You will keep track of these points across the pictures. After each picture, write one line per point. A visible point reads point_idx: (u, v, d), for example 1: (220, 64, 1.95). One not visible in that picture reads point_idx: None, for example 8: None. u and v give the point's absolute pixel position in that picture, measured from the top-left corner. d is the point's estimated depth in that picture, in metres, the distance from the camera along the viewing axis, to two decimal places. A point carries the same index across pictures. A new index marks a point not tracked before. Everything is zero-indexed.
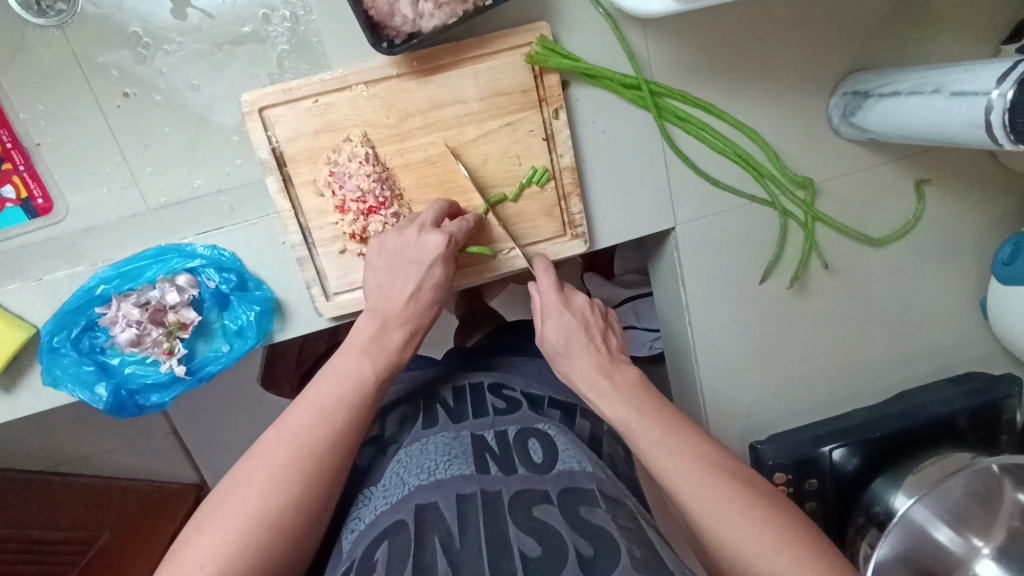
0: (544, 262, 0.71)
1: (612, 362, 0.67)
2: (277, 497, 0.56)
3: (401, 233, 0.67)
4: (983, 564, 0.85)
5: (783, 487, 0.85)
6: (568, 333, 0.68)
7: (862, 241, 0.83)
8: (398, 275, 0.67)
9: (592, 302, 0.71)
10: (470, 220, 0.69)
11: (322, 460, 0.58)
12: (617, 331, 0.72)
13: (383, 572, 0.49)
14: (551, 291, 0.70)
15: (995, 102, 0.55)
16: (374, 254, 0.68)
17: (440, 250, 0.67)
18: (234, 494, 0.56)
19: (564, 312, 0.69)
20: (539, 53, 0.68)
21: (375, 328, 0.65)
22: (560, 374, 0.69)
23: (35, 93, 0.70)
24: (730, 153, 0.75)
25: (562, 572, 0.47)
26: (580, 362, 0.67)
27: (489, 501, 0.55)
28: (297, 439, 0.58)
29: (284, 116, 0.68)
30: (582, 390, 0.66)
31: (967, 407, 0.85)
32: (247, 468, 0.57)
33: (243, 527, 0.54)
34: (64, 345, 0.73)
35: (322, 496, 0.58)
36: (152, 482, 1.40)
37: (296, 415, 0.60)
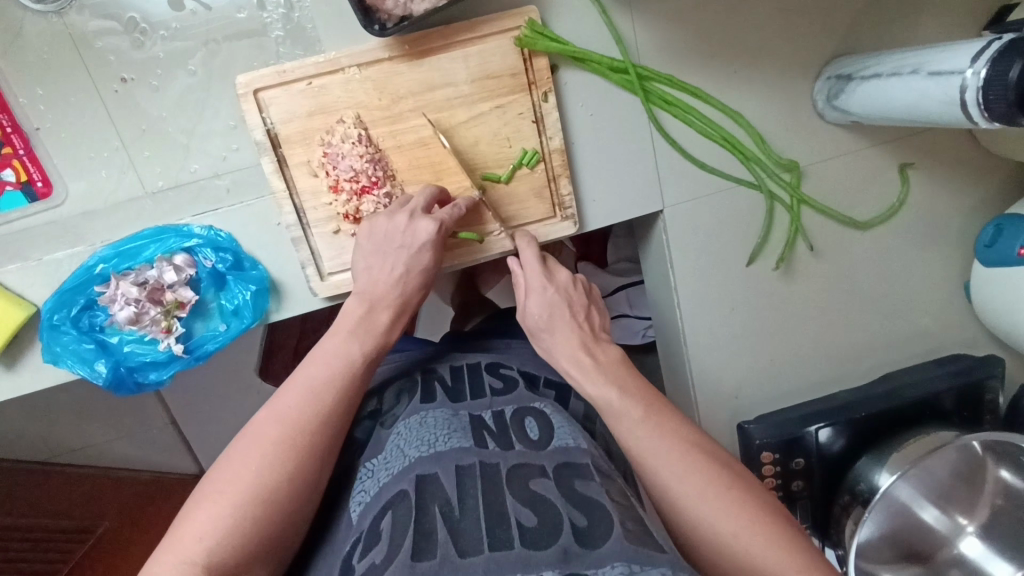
0: (527, 238, 0.72)
1: (593, 339, 0.68)
2: (273, 476, 0.57)
3: (392, 217, 0.68)
4: (968, 542, 0.86)
5: (770, 467, 0.86)
6: (550, 308, 0.68)
7: (847, 224, 0.85)
8: (387, 256, 0.68)
9: (576, 278, 0.72)
10: (460, 206, 0.70)
11: (313, 437, 0.60)
12: (600, 308, 0.73)
13: (388, 539, 0.51)
14: (534, 267, 0.70)
15: (969, 81, 0.56)
16: (364, 237, 0.69)
17: (431, 237, 0.68)
18: (226, 471, 0.57)
19: (547, 287, 0.69)
20: (527, 36, 0.70)
21: (363, 310, 0.67)
22: (540, 349, 0.69)
23: (34, 78, 0.72)
24: (716, 136, 0.77)
25: (558, 541, 0.49)
26: (561, 336, 0.67)
27: (488, 474, 0.56)
28: (287, 416, 0.60)
29: (278, 98, 0.69)
30: (562, 363, 0.66)
31: (951, 387, 0.87)
32: (241, 445, 0.59)
33: (237, 500, 0.55)
34: (64, 323, 0.74)
35: (313, 475, 0.60)
36: (152, 472, 1.42)
37: (287, 395, 0.62)
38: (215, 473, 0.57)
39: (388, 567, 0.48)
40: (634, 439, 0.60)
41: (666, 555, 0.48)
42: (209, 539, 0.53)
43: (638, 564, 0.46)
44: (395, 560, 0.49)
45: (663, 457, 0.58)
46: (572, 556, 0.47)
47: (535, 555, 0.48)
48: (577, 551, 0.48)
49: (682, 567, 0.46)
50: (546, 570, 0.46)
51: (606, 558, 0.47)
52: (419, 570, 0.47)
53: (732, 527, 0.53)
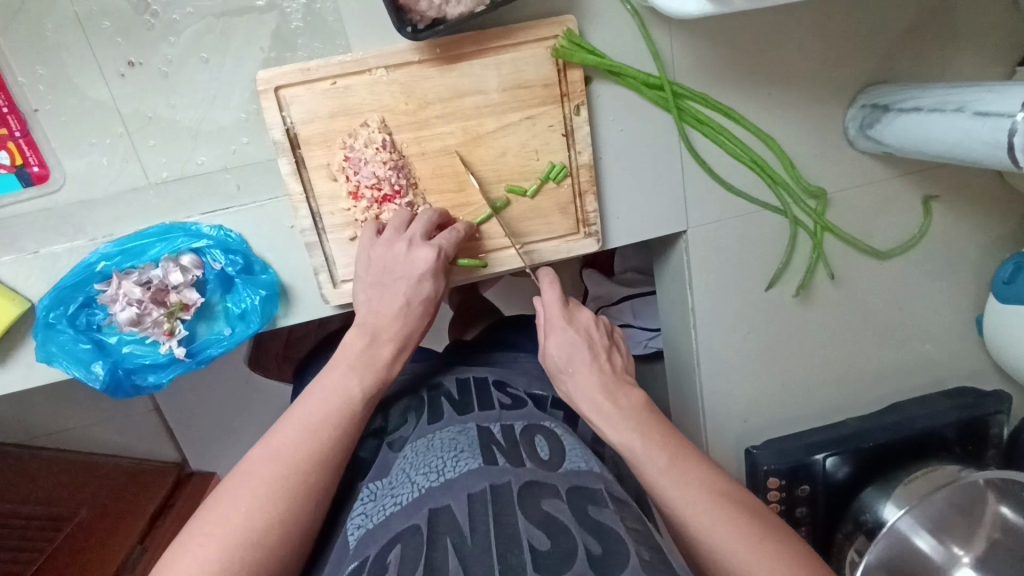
0: (550, 274, 0.68)
1: (616, 382, 0.65)
2: (270, 510, 0.54)
3: (390, 246, 0.66)
4: (962, 573, 0.85)
5: (776, 493, 0.86)
6: (570, 350, 0.65)
7: (870, 253, 0.84)
8: (387, 287, 0.66)
9: (598, 320, 0.69)
10: (459, 231, 0.68)
11: (307, 479, 0.57)
12: (622, 350, 0.70)
13: (394, 573, 0.47)
14: (555, 307, 0.67)
15: (1019, 125, 0.55)
16: (362, 269, 0.67)
17: (430, 265, 0.65)
18: (214, 513, 0.54)
19: (568, 329, 0.66)
20: (564, 47, 0.67)
21: (364, 342, 0.65)
22: (562, 391, 0.66)
23: (35, 57, 0.67)
24: (746, 159, 0.75)
25: (572, 567, 0.46)
26: (582, 380, 0.64)
27: (499, 495, 0.53)
28: (282, 457, 0.57)
29: (300, 96, 0.66)
30: (584, 409, 0.64)
31: (957, 421, 0.87)
32: (230, 487, 0.55)
33: (226, 545, 0.51)
34: (60, 321, 0.71)
35: (306, 523, 0.56)
36: (131, 458, 1.38)
37: (281, 434, 0.59)
38: (207, 513, 0.54)
39: None
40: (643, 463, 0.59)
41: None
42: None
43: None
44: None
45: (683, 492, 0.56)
46: None
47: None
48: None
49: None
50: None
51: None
52: None
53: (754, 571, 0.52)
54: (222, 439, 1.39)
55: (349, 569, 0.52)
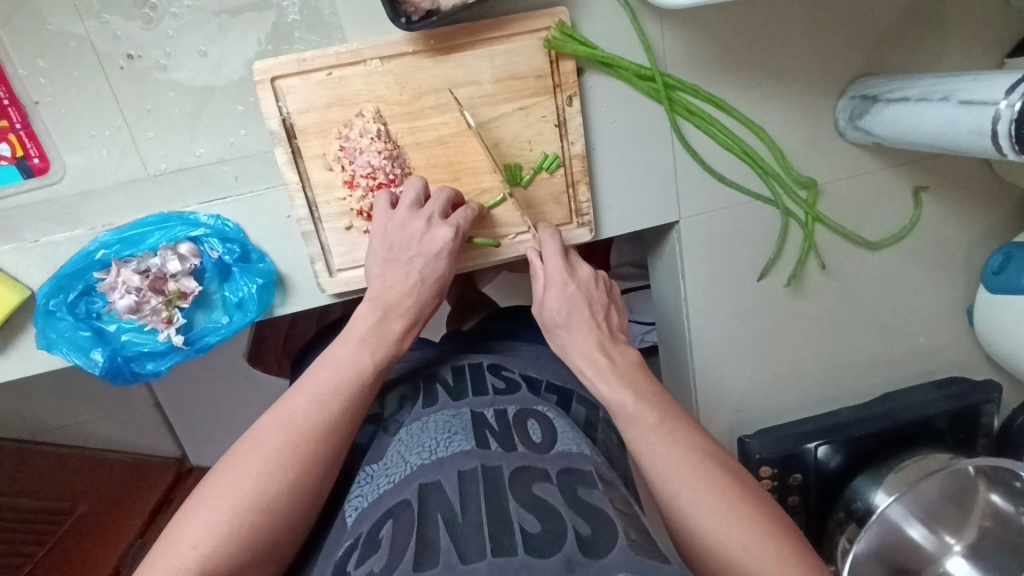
0: (551, 231, 0.69)
1: (610, 340, 0.67)
2: (274, 482, 0.55)
3: (407, 223, 0.66)
4: (954, 561, 0.87)
5: (768, 480, 0.86)
6: (569, 306, 0.66)
7: (861, 244, 0.85)
8: (400, 263, 0.66)
9: (597, 274, 0.70)
10: (474, 210, 0.69)
11: (315, 445, 0.58)
12: (618, 307, 0.71)
13: (388, 550, 0.49)
14: (556, 260, 0.68)
15: (1002, 113, 0.56)
16: (377, 244, 0.67)
17: (447, 243, 0.66)
18: (222, 478, 0.55)
19: (568, 283, 0.67)
20: (556, 39, 0.68)
21: (375, 318, 0.64)
22: (554, 344, 0.68)
23: (35, 49, 0.68)
24: (736, 149, 0.76)
25: (560, 550, 0.47)
26: (579, 335, 0.66)
27: (491, 477, 0.54)
28: (292, 424, 0.58)
29: (296, 87, 0.67)
30: (578, 361, 0.65)
31: (948, 410, 0.88)
32: (238, 455, 0.57)
33: (234, 509, 0.53)
34: (60, 309, 0.72)
35: (311, 491, 0.57)
36: (132, 453, 1.38)
37: (291, 402, 0.60)
38: (217, 477, 0.55)
39: None
40: (634, 438, 0.60)
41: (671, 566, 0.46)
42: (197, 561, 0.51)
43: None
44: (396, 570, 0.47)
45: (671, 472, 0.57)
46: (577, 565, 0.46)
47: (538, 562, 0.46)
48: (581, 561, 0.46)
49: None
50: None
51: (611, 568, 0.45)
52: None
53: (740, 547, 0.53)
54: (221, 433, 1.40)
55: (344, 546, 0.53)
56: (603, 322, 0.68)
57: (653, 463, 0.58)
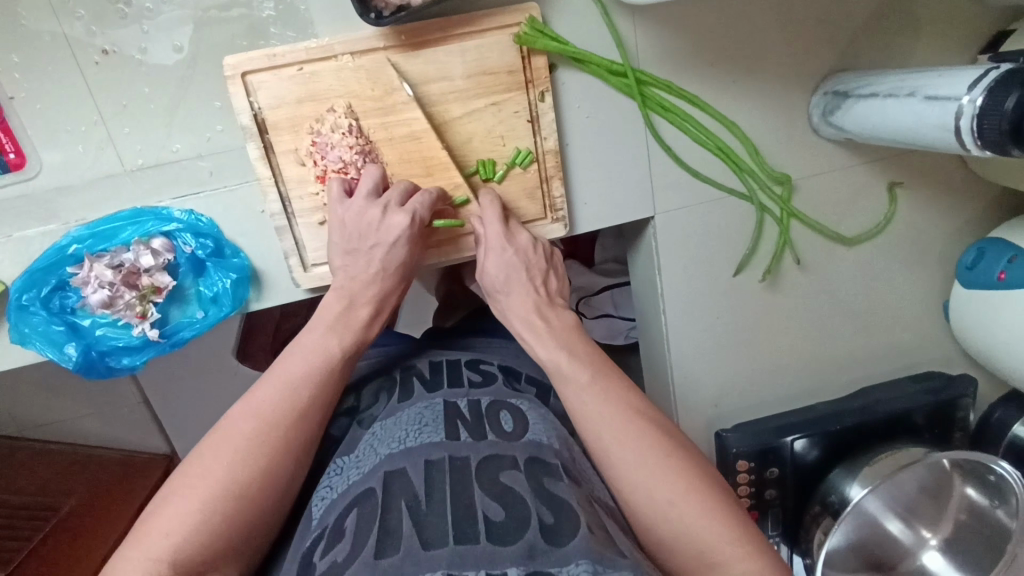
0: (492, 199, 0.71)
1: (548, 303, 0.68)
2: (246, 468, 0.55)
3: (363, 212, 0.67)
4: (930, 555, 0.88)
5: (745, 475, 0.88)
6: (506, 270, 0.69)
7: (835, 239, 0.85)
8: (360, 253, 0.67)
9: (536, 242, 0.72)
10: (434, 197, 0.69)
11: (287, 435, 0.58)
12: (559, 273, 0.73)
13: (352, 538, 0.49)
14: (495, 226, 0.70)
15: (965, 108, 0.57)
16: (338, 233, 0.68)
17: (404, 231, 0.66)
18: (198, 464, 0.55)
19: (506, 249, 0.70)
20: (527, 34, 0.68)
21: (342, 305, 0.66)
22: (496, 311, 0.70)
23: (10, 45, 0.69)
24: (710, 146, 0.77)
25: (523, 538, 0.47)
26: (516, 298, 0.68)
27: (457, 466, 0.54)
28: (263, 413, 0.58)
29: (268, 83, 0.67)
30: (516, 323, 0.67)
31: (925, 405, 0.89)
32: (211, 443, 0.57)
33: (203, 497, 0.53)
34: (34, 304, 0.72)
35: (282, 478, 0.57)
36: (121, 451, 1.38)
37: (263, 389, 0.60)
38: (187, 467, 0.55)
39: (351, 567, 0.47)
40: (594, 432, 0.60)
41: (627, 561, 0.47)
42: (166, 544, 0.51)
43: (601, 566, 0.45)
44: (358, 557, 0.47)
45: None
46: (538, 553, 0.46)
47: (499, 552, 0.46)
48: (543, 549, 0.47)
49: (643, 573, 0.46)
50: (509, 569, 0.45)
51: (570, 556, 0.46)
52: (380, 567, 0.46)
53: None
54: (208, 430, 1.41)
55: (311, 537, 0.53)
56: (542, 287, 0.70)
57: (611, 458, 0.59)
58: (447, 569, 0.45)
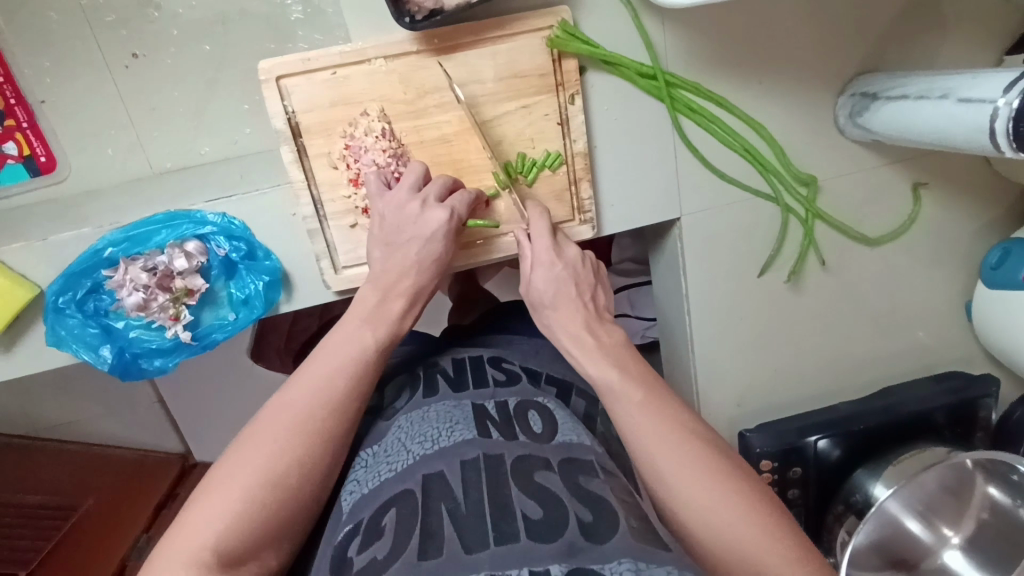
0: (539, 210, 0.70)
1: (596, 319, 0.67)
2: (286, 460, 0.55)
3: (403, 206, 0.66)
4: (951, 553, 0.89)
5: (768, 474, 0.88)
6: (555, 286, 0.68)
7: (859, 239, 0.85)
8: (397, 247, 0.66)
9: (585, 254, 0.71)
10: (472, 196, 0.69)
11: (327, 422, 0.58)
12: (604, 288, 0.72)
13: (391, 537, 0.50)
14: (544, 239, 0.69)
15: (999, 111, 0.57)
16: (375, 229, 0.68)
17: (442, 226, 0.66)
18: (228, 464, 0.55)
19: (555, 263, 0.68)
20: (559, 37, 0.69)
21: (376, 299, 0.65)
22: (542, 324, 0.68)
23: (42, 50, 0.73)
24: (737, 147, 0.77)
25: (563, 535, 0.47)
26: (565, 314, 0.67)
27: (492, 466, 0.54)
28: (299, 405, 0.58)
29: (301, 86, 0.68)
30: (563, 340, 0.66)
31: (946, 404, 0.89)
32: (252, 432, 0.57)
33: (238, 499, 0.53)
34: (69, 306, 0.72)
35: (317, 478, 0.58)
36: (137, 451, 1.40)
37: (301, 381, 0.60)
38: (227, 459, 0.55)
39: (393, 567, 0.47)
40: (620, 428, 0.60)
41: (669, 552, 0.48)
42: (207, 535, 0.51)
43: (644, 561, 0.45)
44: (398, 559, 0.47)
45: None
46: (578, 551, 0.46)
47: (541, 548, 0.46)
48: (582, 546, 0.47)
49: (687, 567, 0.46)
50: (550, 565, 0.45)
51: (611, 553, 0.46)
52: (423, 570, 0.46)
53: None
54: (223, 430, 1.41)
55: (344, 532, 0.54)
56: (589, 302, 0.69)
57: (640, 445, 0.57)
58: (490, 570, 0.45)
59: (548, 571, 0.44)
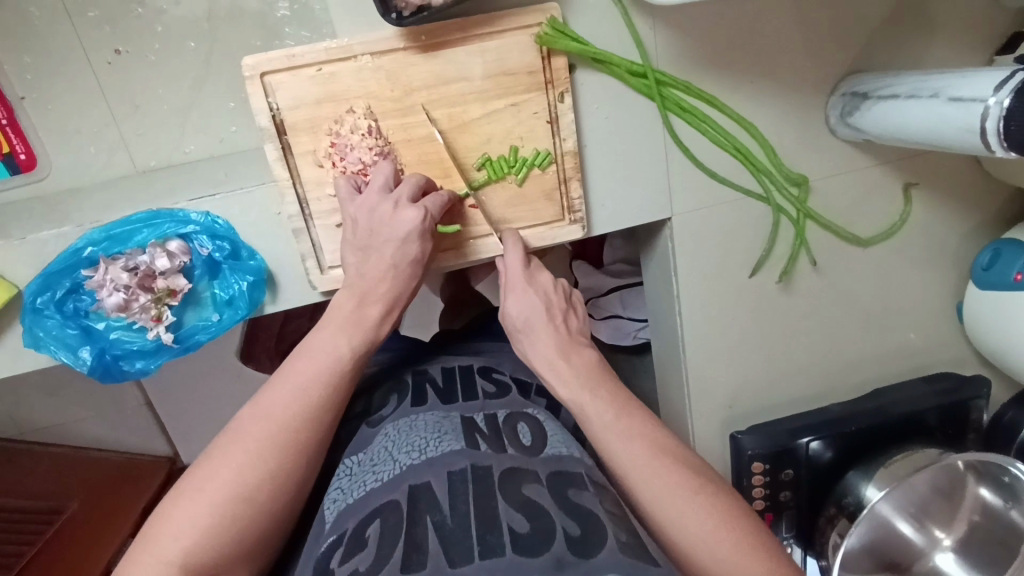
0: (514, 238, 0.71)
1: (570, 343, 0.66)
2: (254, 472, 0.54)
3: (375, 208, 0.65)
4: (943, 556, 0.88)
5: (760, 477, 0.87)
6: (529, 310, 0.66)
7: (850, 240, 0.85)
8: (372, 250, 0.65)
9: (558, 282, 0.70)
10: (444, 197, 0.68)
11: (297, 436, 0.57)
12: (580, 313, 0.70)
13: (375, 549, 0.49)
14: (516, 265, 0.69)
15: (991, 109, 0.57)
16: (350, 232, 0.66)
17: (415, 227, 0.64)
18: (204, 470, 0.54)
19: (528, 289, 0.67)
20: (548, 35, 0.68)
21: (352, 304, 0.64)
22: (519, 353, 0.67)
23: (22, 46, 0.75)
24: (729, 147, 0.76)
25: (550, 550, 0.46)
26: (539, 338, 0.65)
27: (480, 476, 0.53)
28: (268, 415, 0.57)
29: (286, 82, 0.67)
30: (538, 367, 0.64)
31: (936, 405, 0.89)
32: (219, 444, 0.56)
33: (216, 502, 0.52)
34: (48, 307, 0.71)
35: (299, 477, 0.57)
36: (123, 453, 1.38)
37: (269, 395, 0.58)
38: (197, 470, 0.54)
39: None
40: (598, 427, 0.59)
41: (660, 568, 0.46)
42: (184, 543, 0.50)
43: None
44: (383, 570, 0.46)
45: (642, 462, 0.56)
46: (566, 566, 0.45)
47: (528, 563, 0.45)
48: (571, 560, 0.45)
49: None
50: None
51: (601, 568, 0.45)
52: None
53: (710, 543, 0.53)
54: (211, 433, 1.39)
55: (328, 542, 0.53)
56: (564, 327, 0.67)
57: (618, 447, 0.58)
58: None
59: None
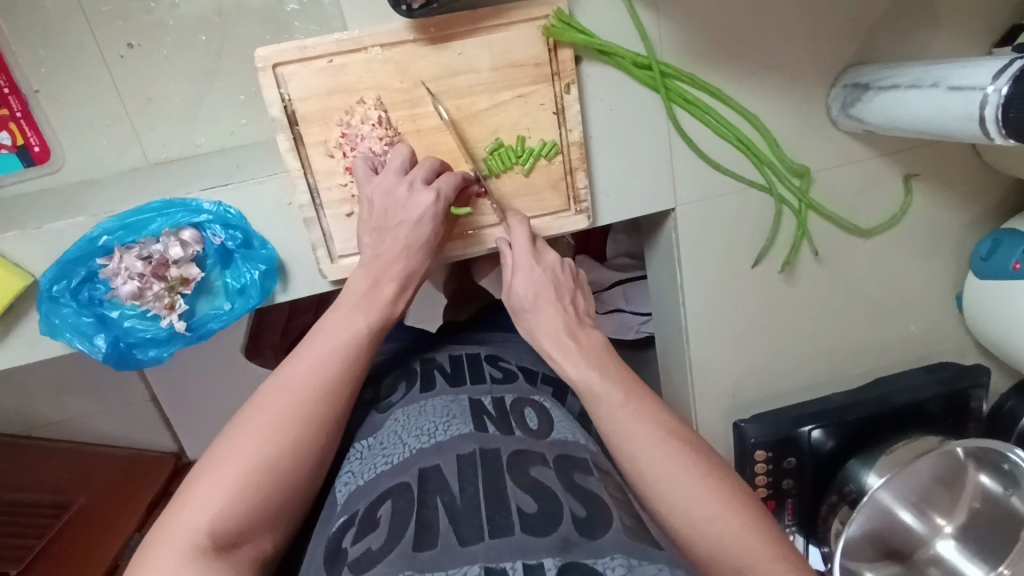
0: (519, 219, 0.71)
1: (576, 322, 0.67)
2: (271, 450, 0.55)
3: (391, 189, 0.66)
4: (944, 544, 0.89)
5: (762, 465, 0.89)
6: (536, 290, 0.67)
7: (852, 230, 0.86)
8: (387, 231, 0.66)
9: (564, 262, 0.71)
10: (458, 178, 0.69)
11: (311, 415, 0.58)
12: (586, 294, 0.71)
13: (386, 528, 0.49)
14: (523, 246, 0.69)
15: (990, 97, 0.58)
16: (365, 212, 0.68)
17: (429, 208, 0.66)
18: (221, 448, 0.55)
19: (535, 267, 0.68)
20: (555, 27, 0.70)
21: (367, 283, 0.65)
22: (523, 331, 0.68)
23: (36, 40, 0.76)
24: (731, 138, 0.78)
25: (556, 530, 0.48)
26: (546, 317, 0.66)
27: (489, 459, 0.54)
28: (285, 394, 0.58)
29: (298, 74, 0.68)
30: (544, 346, 0.65)
31: (937, 394, 0.90)
32: (235, 424, 0.56)
33: (238, 479, 0.53)
34: (64, 295, 0.72)
35: (316, 456, 0.57)
36: (130, 449, 1.38)
37: (289, 373, 0.59)
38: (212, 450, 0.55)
39: (388, 555, 0.47)
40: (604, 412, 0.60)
41: (663, 553, 0.48)
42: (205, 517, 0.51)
43: (637, 559, 0.46)
44: (394, 548, 0.47)
45: (645, 442, 0.57)
46: (572, 545, 0.46)
47: (534, 542, 0.46)
48: (577, 540, 0.47)
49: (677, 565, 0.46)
50: (544, 557, 0.45)
51: (605, 549, 0.46)
52: (419, 560, 0.46)
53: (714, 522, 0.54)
54: (216, 428, 1.40)
55: (339, 523, 0.54)
56: (570, 306, 0.68)
57: (622, 429, 0.58)
58: (483, 560, 0.45)
59: (541, 563, 0.44)
